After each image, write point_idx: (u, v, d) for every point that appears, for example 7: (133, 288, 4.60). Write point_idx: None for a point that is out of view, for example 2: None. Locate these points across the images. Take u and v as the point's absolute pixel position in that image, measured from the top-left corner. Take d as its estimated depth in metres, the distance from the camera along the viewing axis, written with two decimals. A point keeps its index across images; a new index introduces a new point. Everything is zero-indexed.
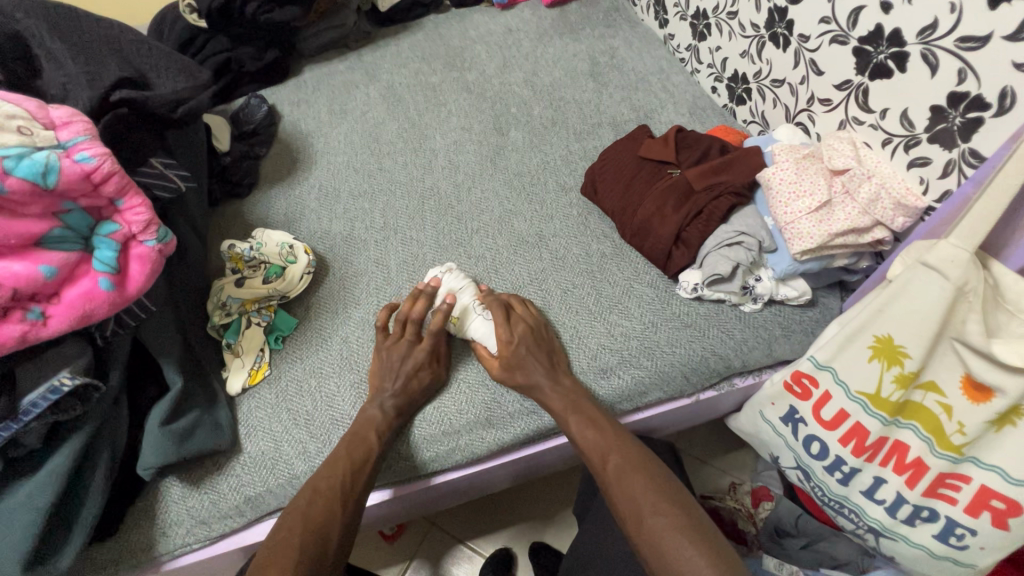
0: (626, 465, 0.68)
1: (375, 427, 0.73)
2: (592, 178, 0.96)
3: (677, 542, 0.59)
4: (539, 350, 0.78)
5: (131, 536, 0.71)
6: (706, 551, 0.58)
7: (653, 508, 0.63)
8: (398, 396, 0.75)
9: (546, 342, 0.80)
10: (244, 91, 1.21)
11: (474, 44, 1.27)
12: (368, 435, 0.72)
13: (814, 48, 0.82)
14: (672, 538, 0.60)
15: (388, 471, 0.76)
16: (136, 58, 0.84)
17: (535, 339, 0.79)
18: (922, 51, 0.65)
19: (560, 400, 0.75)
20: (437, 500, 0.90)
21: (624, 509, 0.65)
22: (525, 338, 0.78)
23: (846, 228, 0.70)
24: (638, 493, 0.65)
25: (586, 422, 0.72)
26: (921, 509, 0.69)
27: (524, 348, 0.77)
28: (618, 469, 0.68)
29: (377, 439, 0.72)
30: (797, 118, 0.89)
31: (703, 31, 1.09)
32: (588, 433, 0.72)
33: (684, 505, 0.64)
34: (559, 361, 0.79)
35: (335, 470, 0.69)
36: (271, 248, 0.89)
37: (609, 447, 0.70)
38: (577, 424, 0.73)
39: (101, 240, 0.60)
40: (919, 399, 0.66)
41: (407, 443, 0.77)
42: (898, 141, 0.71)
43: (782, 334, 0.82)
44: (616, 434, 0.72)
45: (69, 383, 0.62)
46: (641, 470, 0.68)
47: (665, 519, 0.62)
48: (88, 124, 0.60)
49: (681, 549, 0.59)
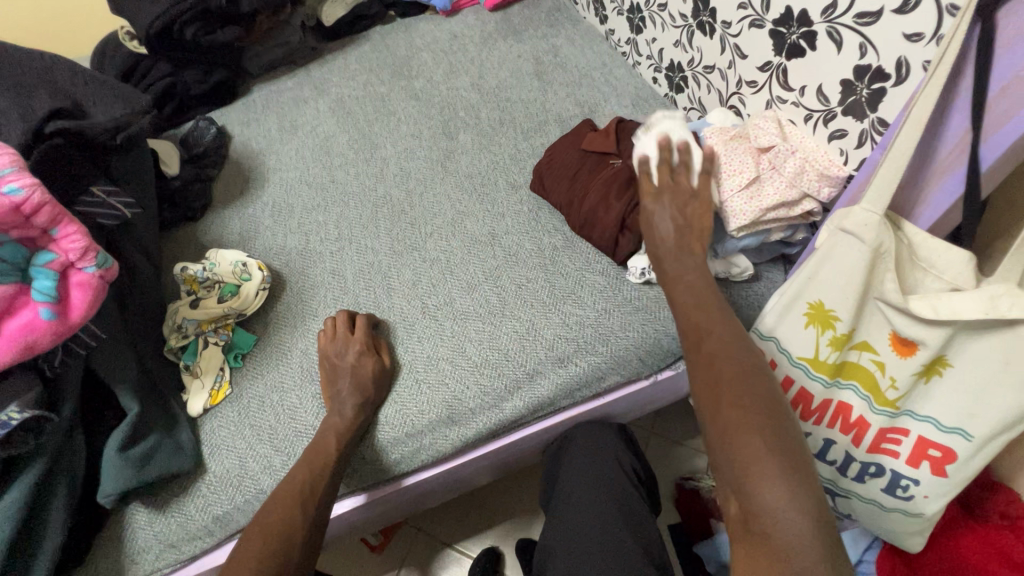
0: (721, 348, 0.58)
1: (336, 433, 0.74)
2: (540, 174, 0.98)
3: (749, 430, 0.51)
4: (678, 217, 0.74)
5: (99, 566, 0.71)
6: (782, 456, 0.49)
7: (731, 393, 0.54)
8: (358, 398, 0.76)
9: (687, 194, 0.75)
10: (192, 114, 1.21)
11: (421, 52, 1.29)
12: (327, 442, 0.73)
13: (736, 33, 0.85)
14: (743, 432, 0.51)
15: (353, 476, 0.78)
16: (70, 88, 0.84)
17: (674, 203, 0.75)
18: (827, 29, 0.69)
19: (678, 276, 0.70)
20: (410, 502, 0.91)
21: (700, 388, 0.57)
22: (673, 200, 0.75)
23: (775, 203, 0.73)
24: (721, 373, 0.56)
25: (692, 298, 0.66)
26: (869, 465, 0.71)
27: (658, 205, 0.76)
28: (709, 348, 0.59)
29: (337, 445, 0.73)
30: (729, 101, 0.93)
31: (639, 24, 1.12)
32: (691, 310, 0.64)
33: (771, 398, 0.54)
34: (705, 233, 0.73)
35: (294, 480, 0.69)
36: (225, 267, 0.89)
37: (716, 324, 0.61)
38: (683, 303, 0.66)
39: (38, 270, 0.60)
40: (854, 358, 0.68)
41: (373, 447, 0.78)
42: (818, 116, 0.74)
43: (729, 311, 0.85)
44: (723, 315, 0.62)
45: (18, 416, 0.61)
46: (736, 351, 0.58)
47: (742, 414, 0.52)
48: (14, 155, 0.59)
49: (746, 435, 0.51)
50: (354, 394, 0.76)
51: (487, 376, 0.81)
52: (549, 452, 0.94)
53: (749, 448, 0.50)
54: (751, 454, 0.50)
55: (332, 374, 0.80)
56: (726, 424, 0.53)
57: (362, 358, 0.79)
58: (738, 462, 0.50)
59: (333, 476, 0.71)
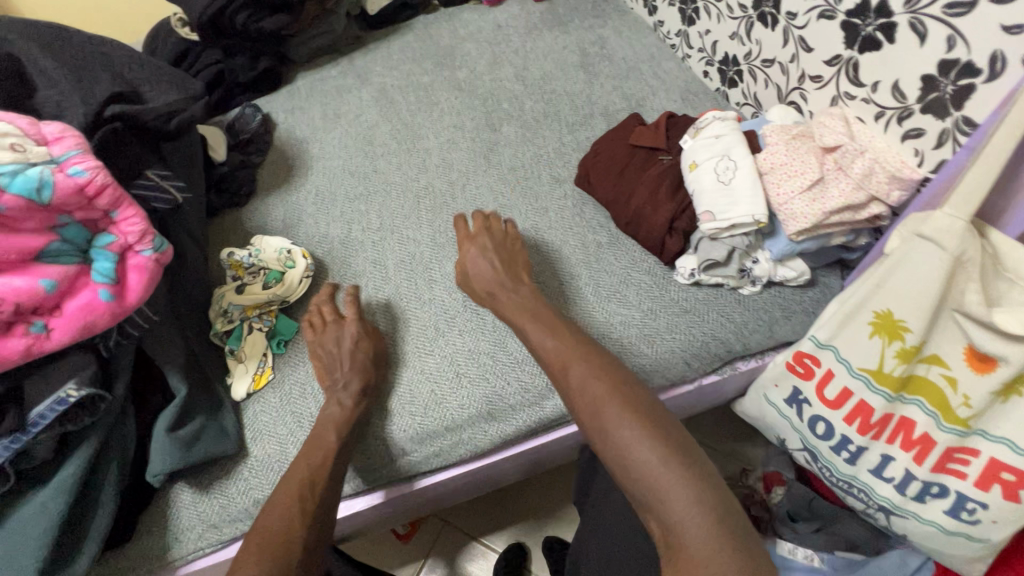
0: (585, 370, 0.64)
1: (336, 426, 0.73)
2: (585, 168, 0.96)
3: (630, 437, 0.56)
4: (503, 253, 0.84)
5: (144, 543, 0.72)
6: (667, 453, 0.54)
7: (610, 409, 0.59)
8: (359, 390, 0.76)
9: (501, 240, 0.86)
10: (239, 101, 1.22)
11: (464, 42, 1.27)
12: (327, 433, 0.72)
13: (802, 25, 0.81)
14: (626, 441, 0.56)
15: (365, 472, 0.77)
16: (127, 72, 0.85)
17: (487, 242, 0.85)
18: (910, 20, 0.64)
19: (516, 309, 0.76)
20: (434, 500, 0.91)
21: (584, 415, 0.61)
22: (489, 242, 0.85)
23: (840, 206, 0.70)
24: (596, 392, 0.61)
25: (547, 329, 0.71)
26: (931, 485, 0.67)
27: (475, 253, 0.84)
28: (575, 373, 0.65)
29: (337, 435, 0.72)
30: (789, 97, 0.88)
31: (692, 15, 1.08)
32: (548, 340, 0.70)
33: (650, 412, 0.58)
34: (520, 272, 0.83)
35: (294, 478, 0.68)
36: (270, 255, 0.90)
37: (564, 353, 0.67)
38: (535, 332, 0.72)
39: (98, 252, 0.61)
40: (923, 372, 0.65)
41: (385, 446, 0.78)
42: (891, 113, 0.70)
43: (782, 316, 0.81)
44: (577, 340, 0.69)
45: (75, 394, 0.63)
46: (603, 371, 0.63)
47: (620, 424, 0.57)
48: (79, 138, 0.61)
49: (630, 444, 0.55)
50: (353, 386, 0.76)
51: (494, 376, 0.81)
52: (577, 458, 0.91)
53: (636, 455, 0.54)
54: (642, 460, 0.54)
55: (331, 366, 0.79)
56: (614, 440, 0.57)
57: (356, 351, 0.79)
58: (635, 471, 0.54)
59: (337, 468, 0.70)
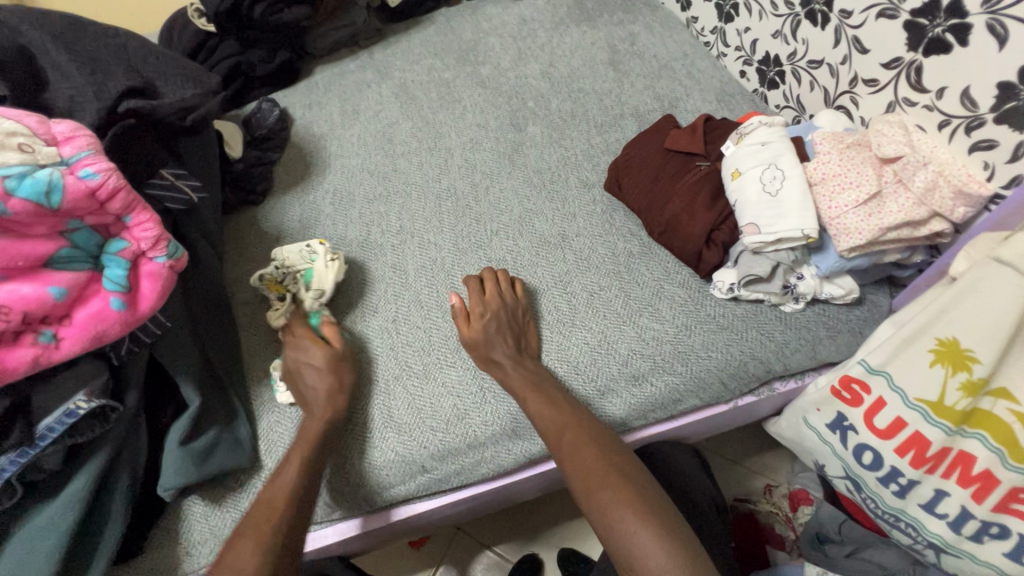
0: (579, 440, 0.67)
1: (308, 446, 0.69)
2: (616, 172, 0.91)
3: (625, 517, 0.59)
4: (508, 331, 0.77)
5: (155, 557, 0.70)
6: (660, 533, 0.58)
7: (603, 487, 0.62)
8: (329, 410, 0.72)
9: (511, 309, 0.79)
10: (255, 95, 1.19)
11: (488, 37, 1.23)
12: (305, 462, 0.68)
13: (857, 24, 0.75)
14: (621, 517, 0.60)
15: (345, 493, 0.73)
16: (143, 65, 0.82)
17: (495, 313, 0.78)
18: (987, 21, 0.59)
19: (520, 380, 0.73)
20: (438, 521, 0.87)
21: (580, 488, 0.64)
22: (498, 315, 0.78)
23: (899, 222, 0.64)
24: (591, 466, 0.64)
25: (540, 398, 0.71)
26: (990, 525, 0.63)
27: (490, 323, 0.77)
28: (571, 446, 0.67)
29: (313, 467, 0.67)
30: (838, 101, 0.83)
31: (730, 11, 1.02)
32: (544, 409, 0.70)
33: (641, 486, 0.63)
34: (529, 347, 0.78)
35: (266, 506, 0.64)
36: (292, 258, 0.86)
37: (558, 422, 0.69)
38: (534, 402, 0.70)
39: (111, 258, 0.58)
40: (988, 405, 0.60)
41: (360, 469, 0.74)
42: (958, 123, 0.65)
43: (827, 335, 0.76)
44: (569, 409, 0.70)
45: (85, 406, 0.60)
46: (594, 445, 0.66)
47: (616, 499, 0.61)
48: (91, 138, 0.57)
49: (625, 522, 0.59)
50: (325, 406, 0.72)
51: (493, 404, 0.76)
52: None
53: (631, 534, 0.58)
54: (637, 540, 0.58)
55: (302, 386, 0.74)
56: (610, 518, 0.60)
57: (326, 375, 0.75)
58: (629, 549, 0.58)
59: (304, 488, 0.66)
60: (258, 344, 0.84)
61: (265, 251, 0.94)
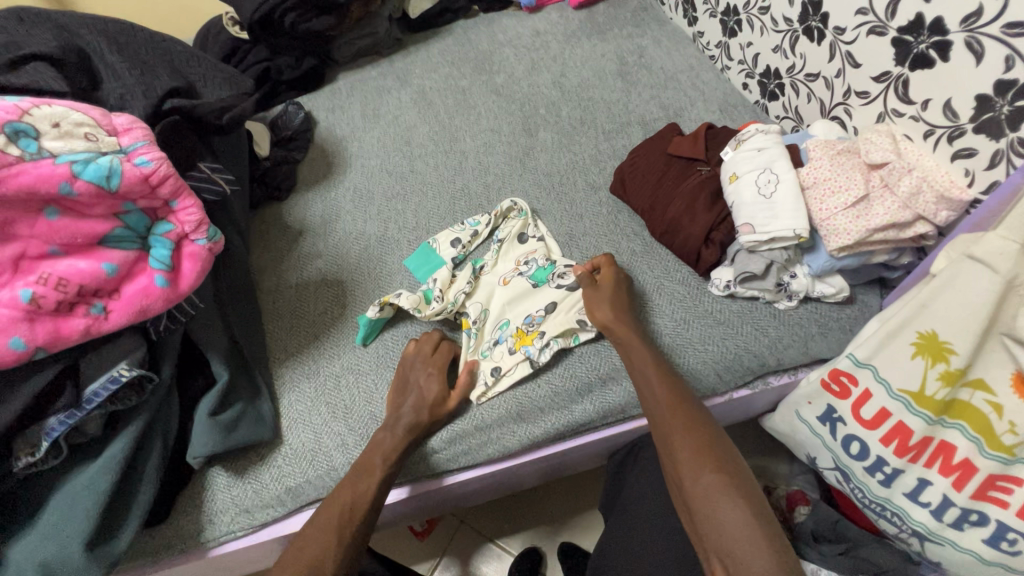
0: (684, 422, 0.67)
1: (383, 453, 0.73)
2: (621, 176, 0.96)
3: (727, 515, 0.58)
4: (614, 310, 0.79)
5: (179, 523, 0.74)
6: (753, 519, 0.57)
7: (702, 479, 0.62)
8: (413, 416, 0.75)
9: (614, 296, 0.81)
10: (282, 99, 1.26)
11: (502, 48, 1.29)
12: (374, 461, 0.73)
13: (850, 40, 0.81)
14: (721, 501, 0.59)
15: (403, 468, 0.78)
16: (185, 68, 0.88)
17: (606, 298, 0.81)
18: (966, 39, 0.64)
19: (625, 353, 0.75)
20: (457, 499, 0.92)
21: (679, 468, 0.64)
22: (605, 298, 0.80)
23: (885, 224, 0.69)
24: (691, 452, 0.64)
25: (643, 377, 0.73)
26: (970, 512, 0.66)
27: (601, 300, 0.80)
28: (674, 427, 0.67)
29: (382, 468, 0.72)
30: (833, 112, 0.88)
31: (734, 27, 1.08)
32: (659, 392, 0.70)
33: (737, 474, 0.62)
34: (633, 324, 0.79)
35: (337, 499, 0.70)
36: (502, 272, 0.92)
37: (666, 406, 0.69)
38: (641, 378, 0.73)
39: (157, 240, 0.64)
40: (966, 397, 0.64)
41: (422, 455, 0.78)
42: (941, 132, 0.70)
43: (818, 332, 0.80)
44: (670, 392, 0.70)
45: (127, 373, 0.65)
46: (701, 435, 0.65)
47: (713, 484, 0.61)
48: (146, 131, 0.63)
49: (725, 516, 0.58)
50: (411, 412, 0.76)
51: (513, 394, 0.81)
52: (616, 458, 0.94)
53: (730, 531, 0.57)
54: (737, 537, 0.56)
55: (400, 391, 0.79)
56: (711, 511, 0.59)
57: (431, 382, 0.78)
58: (726, 542, 0.57)
59: (376, 496, 0.70)
60: (281, 328, 0.90)
61: (289, 244, 1.00)
